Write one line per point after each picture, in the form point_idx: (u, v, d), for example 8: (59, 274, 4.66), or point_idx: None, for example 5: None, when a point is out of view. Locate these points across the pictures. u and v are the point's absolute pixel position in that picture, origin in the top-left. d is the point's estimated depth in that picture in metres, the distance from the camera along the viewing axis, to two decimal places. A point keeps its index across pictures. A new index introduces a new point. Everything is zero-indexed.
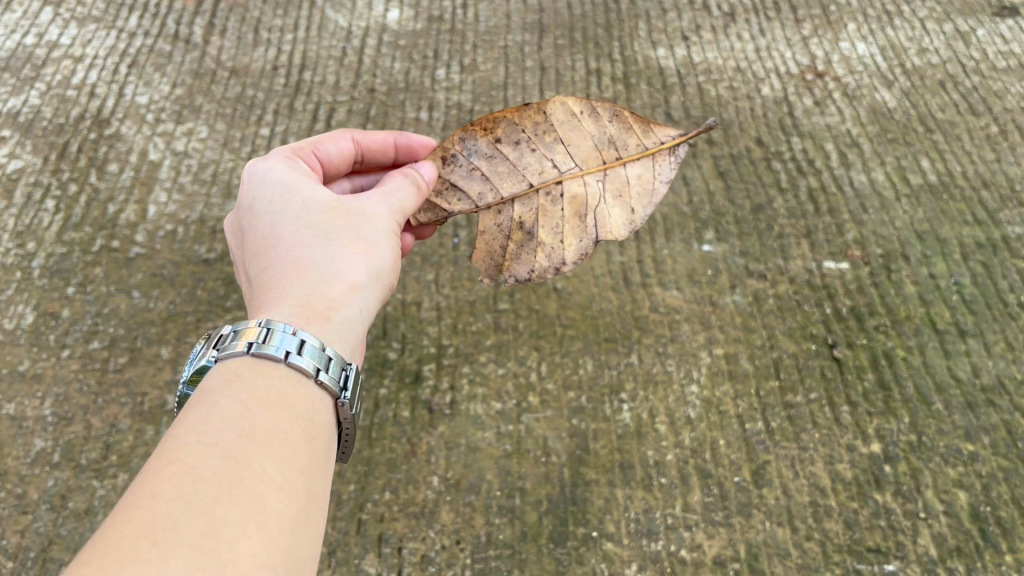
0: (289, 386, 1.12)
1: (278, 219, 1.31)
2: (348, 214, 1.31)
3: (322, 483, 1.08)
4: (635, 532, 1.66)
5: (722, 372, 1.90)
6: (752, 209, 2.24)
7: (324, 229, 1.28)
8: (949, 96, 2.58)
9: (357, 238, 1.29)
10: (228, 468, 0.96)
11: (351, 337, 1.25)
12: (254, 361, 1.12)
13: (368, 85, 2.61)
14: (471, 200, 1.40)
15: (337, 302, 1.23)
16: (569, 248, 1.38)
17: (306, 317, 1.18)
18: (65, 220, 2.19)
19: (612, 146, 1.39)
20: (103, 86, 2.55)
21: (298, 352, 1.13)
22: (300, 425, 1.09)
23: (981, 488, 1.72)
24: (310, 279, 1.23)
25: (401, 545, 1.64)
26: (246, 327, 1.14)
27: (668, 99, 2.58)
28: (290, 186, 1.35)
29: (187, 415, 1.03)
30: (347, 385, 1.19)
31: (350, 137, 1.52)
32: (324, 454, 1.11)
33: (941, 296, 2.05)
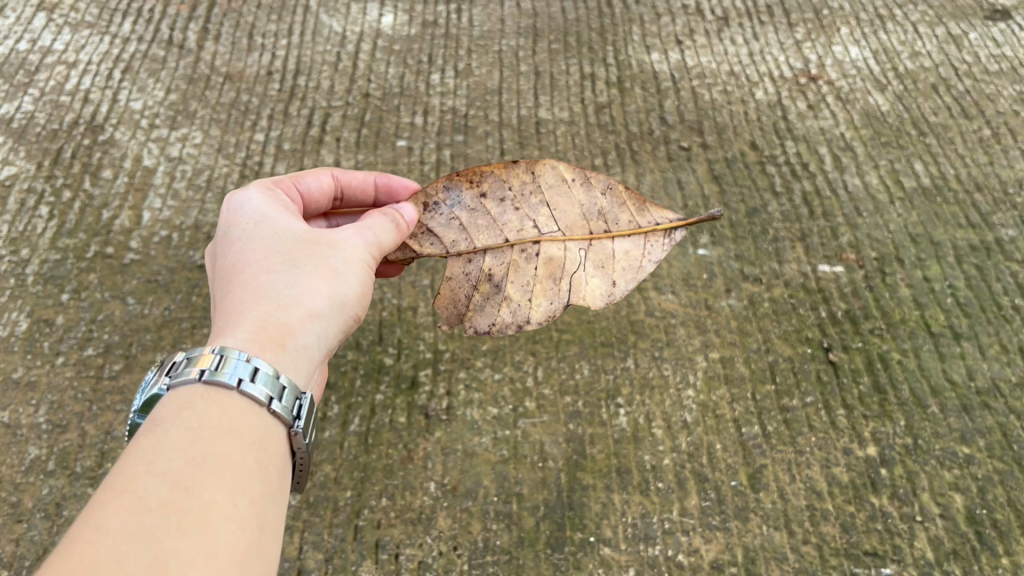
0: (242, 415, 1.08)
1: (247, 244, 1.27)
2: (317, 245, 1.28)
3: (275, 514, 1.04)
4: (632, 536, 1.66)
5: (718, 376, 1.90)
6: (747, 212, 2.25)
7: (289, 256, 1.25)
8: (942, 100, 2.59)
9: (323, 269, 1.25)
10: (177, 497, 0.92)
11: (304, 368, 1.22)
12: (206, 389, 1.08)
13: (363, 90, 2.61)
14: (443, 246, 1.30)
15: (292, 330, 1.20)
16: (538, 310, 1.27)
17: (258, 347, 1.15)
18: (59, 226, 2.18)
19: (601, 218, 1.29)
20: (97, 92, 2.55)
21: (250, 380, 1.10)
22: (253, 454, 1.05)
23: (976, 491, 1.72)
24: (267, 307, 1.20)
25: (398, 552, 1.63)
26: (200, 354, 1.10)
27: (663, 102, 2.59)
28: (264, 213, 1.31)
29: (135, 443, 0.99)
30: (301, 413, 1.16)
31: (329, 174, 1.48)
32: (276, 484, 1.07)
33: (935, 299, 2.06)
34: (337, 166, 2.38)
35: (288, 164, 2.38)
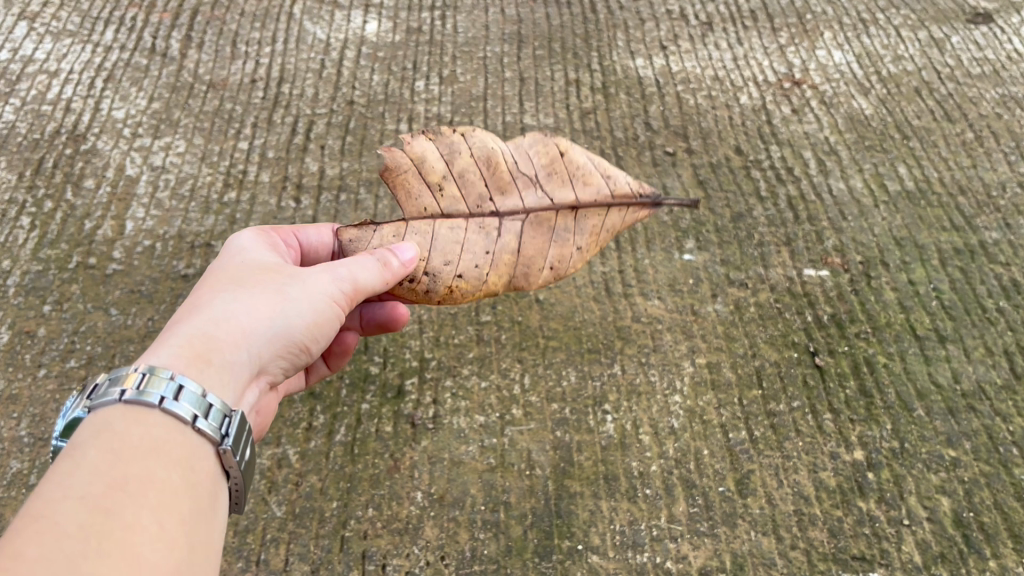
0: (166, 433, 1.04)
1: (217, 269, 1.28)
2: (279, 276, 1.27)
3: (205, 533, 1.00)
4: (620, 544, 1.65)
5: (705, 382, 1.90)
6: (732, 217, 2.26)
7: (245, 281, 1.24)
8: (925, 103, 2.61)
9: (273, 295, 1.23)
10: (97, 521, 0.88)
11: (234, 388, 1.17)
12: (127, 410, 1.03)
13: (348, 98, 2.60)
14: (468, 210, 1.24)
15: (223, 345, 1.16)
16: (628, 184, 1.29)
17: (184, 358, 1.11)
18: (40, 237, 2.16)
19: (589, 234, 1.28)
20: (79, 101, 2.53)
21: (175, 397, 1.06)
22: (179, 474, 1.01)
23: (963, 494, 1.72)
24: (206, 321, 1.17)
25: (384, 562, 1.62)
26: (124, 372, 1.06)
27: (648, 108, 2.59)
28: (242, 246, 1.34)
29: (52, 470, 0.95)
30: (230, 430, 1.11)
31: (330, 228, 1.50)
32: (207, 503, 1.03)
33: (920, 302, 2.07)
34: (321, 174, 2.36)
35: (272, 172, 2.36)
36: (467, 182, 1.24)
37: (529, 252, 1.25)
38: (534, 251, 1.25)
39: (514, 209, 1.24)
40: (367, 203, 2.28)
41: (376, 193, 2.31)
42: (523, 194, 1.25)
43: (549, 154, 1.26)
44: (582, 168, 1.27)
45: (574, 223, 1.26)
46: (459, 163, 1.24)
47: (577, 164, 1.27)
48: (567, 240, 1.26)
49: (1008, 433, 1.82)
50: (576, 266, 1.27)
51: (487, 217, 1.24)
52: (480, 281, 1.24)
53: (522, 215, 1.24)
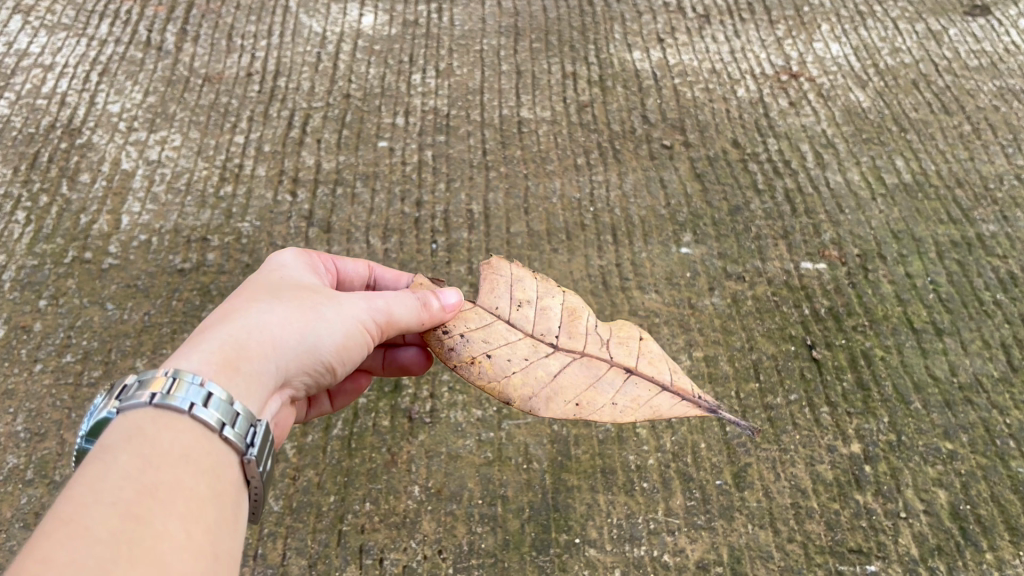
0: (195, 440, 1.02)
1: (254, 281, 1.28)
2: (315, 294, 1.26)
3: (231, 544, 0.98)
4: (618, 537, 1.65)
5: (702, 375, 1.90)
6: (729, 210, 2.26)
7: (281, 295, 1.23)
8: (922, 96, 2.60)
9: (307, 312, 1.22)
10: (128, 526, 0.87)
11: (259, 398, 1.15)
12: (157, 415, 1.02)
13: (344, 91, 2.59)
14: (531, 332, 1.27)
15: (253, 354, 1.15)
16: (690, 385, 1.23)
17: (214, 364, 1.10)
18: (36, 231, 2.15)
19: (621, 402, 1.21)
20: (74, 95, 2.52)
21: (202, 404, 1.04)
22: (208, 484, 1.00)
23: (960, 487, 1.72)
24: (238, 328, 1.16)
25: (382, 556, 1.61)
26: (153, 377, 1.04)
27: (645, 101, 2.58)
28: (281, 264, 1.34)
29: (82, 472, 0.93)
30: (254, 440, 1.09)
31: (368, 264, 1.51)
32: (233, 512, 1.02)
33: (918, 295, 2.07)
34: (317, 168, 2.36)
35: (268, 166, 2.36)
36: (546, 317, 1.28)
37: (562, 380, 1.22)
38: (565, 383, 1.22)
39: (571, 349, 1.25)
40: (364, 197, 2.27)
41: (373, 187, 2.30)
42: (588, 342, 1.26)
43: (627, 334, 1.27)
44: (656, 355, 1.25)
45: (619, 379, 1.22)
46: (546, 287, 1.32)
47: (652, 350, 1.26)
48: (605, 392, 1.21)
49: (1005, 426, 1.82)
50: (599, 417, 1.19)
51: (543, 343, 1.26)
52: (505, 374, 1.23)
53: (576, 353, 1.24)
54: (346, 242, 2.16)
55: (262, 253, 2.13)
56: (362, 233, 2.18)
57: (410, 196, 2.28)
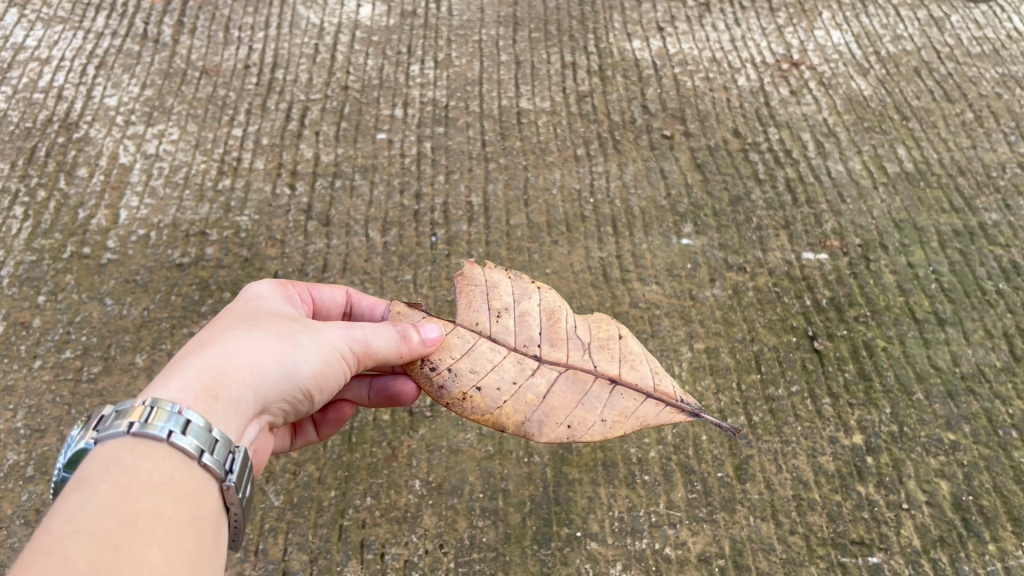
0: (174, 467, 1.01)
1: (231, 309, 1.26)
2: (294, 323, 1.24)
3: (210, 571, 0.98)
4: (619, 531, 1.64)
5: (703, 367, 1.89)
6: (730, 200, 2.25)
7: (259, 323, 1.21)
8: (924, 84, 2.58)
9: (287, 340, 1.19)
10: (109, 556, 0.85)
11: (237, 426, 1.13)
12: (135, 444, 1.00)
13: (342, 83, 2.58)
14: (514, 345, 1.25)
15: (231, 381, 1.12)
16: (673, 387, 1.24)
17: (190, 393, 1.08)
18: (34, 227, 2.14)
19: (612, 415, 1.21)
20: (71, 88, 2.51)
21: (182, 432, 1.03)
22: (187, 511, 0.99)
23: (962, 478, 1.72)
24: (215, 355, 1.13)
25: (383, 551, 1.61)
26: (130, 406, 1.03)
27: (645, 91, 2.57)
28: (261, 292, 1.31)
29: (60, 503, 0.92)
30: (233, 466, 1.08)
31: (344, 290, 1.47)
32: (211, 541, 1.01)
33: (920, 285, 2.06)
34: (316, 161, 2.35)
35: (267, 159, 2.34)
36: (526, 324, 1.27)
37: (554, 401, 1.21)
38: (556, 403, 1.21)
39: (556, 361, 1.24)
40: (363, 189, 2.26)
41: (372, 179, 2.29)
42: (570, 351, 1.25)
43: (607, 335, 1.27)
44: (637, 356, 1.26)
45: (607, 392, 1.22)
46: (525, 303, 1.29)
47: (632, 352, 1.26)
48: (594, 406, 1.21)
49: (1007, 416, 1.81)
50: (592, 435, 1.20)
51: (528, 357, 1.24)
52: (496, 404, 1.21)
53: (561, 366, 1.23)
54: (345, 235, 2.15)
55: (261, 247, 2.12)
56: (361, 226, 2.17)
57: (410, 188, 2.27)
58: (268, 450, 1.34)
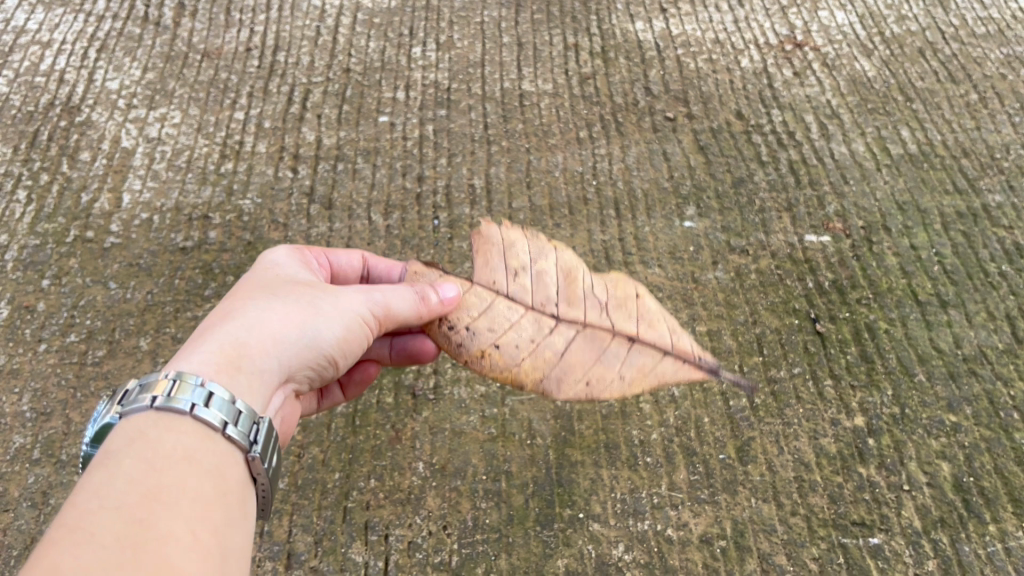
0: (197, 439, 1.02)
1: (249, 281, 1.27)
2: (312, 290, 1.24)
3: (239, 540, 0.99)
4: (622, 512, 1.64)
5: (705, 349, 1.89)
6: (733, 182, 2.24)
7: (278, 292, 1.22)
8: (928, 65, 2.57)
9: (307, 307, 1.20)
10: (135, 527, 0.86)
11: (262, 396, 1.14)
12: (159, 418, 1.02)
13: (344, 65, 2.57)
14: (531, 304, 1.25)
15: (253, 350, 1.13)
16: (693, 346, 1.22)
17: (213, 364, 1.09)
18: (37, 211, 2.15)
19: (629, 373, 1.20)
20: (72, 72, 2.51)
21: (204, 404, 1.04)
22: (212, 481, 0.99)
23: (963, 459, 1.72)
24: (236, 326, 1.14)
25: (387, 532, 1.61)
26: (154, 380, 1.04)
27: (647, 73, 2.56)
28: (277, 262, 1.32)
29: (87, 477, 0.93)
30: (258, 437, 1.08)
31: (360, 254, 1.49)
32: (240, 510, 1.02)
33: (923, 267, 2.06)
34: (318, 144, 2.34)
35: (268, 143, 2.34)
36: (543, 284, 1.26)
37: (571, 359, 1.22)
38: (573, 362, 1.22)
39: (573, 320, 1.24)
40: (365, 172, 2.26)
41: (374, 162, 2.29)
42: (587, 309, 1.24)
43: (625, 293, 1.26)
44: (656, 316, 1.24)
45: (625, 351, 1.21)
46: (541, 262, 1.28)
47: (650, 311, 1.25)
48: (612, 365, 1.21)
49: (1009, 398, 1.82)
50: (610, 393, 1.20)
51: (546, 316, 1.24)
52: (514, 362, 1.22)
53: (578, 325, 1.23)
54: (348, 218, 2.15)
55: (264, 231, 2.12)
56: (363, 210, 2.17)
57: (412, 171, 2.27)
58: (294, 414, 1.36)
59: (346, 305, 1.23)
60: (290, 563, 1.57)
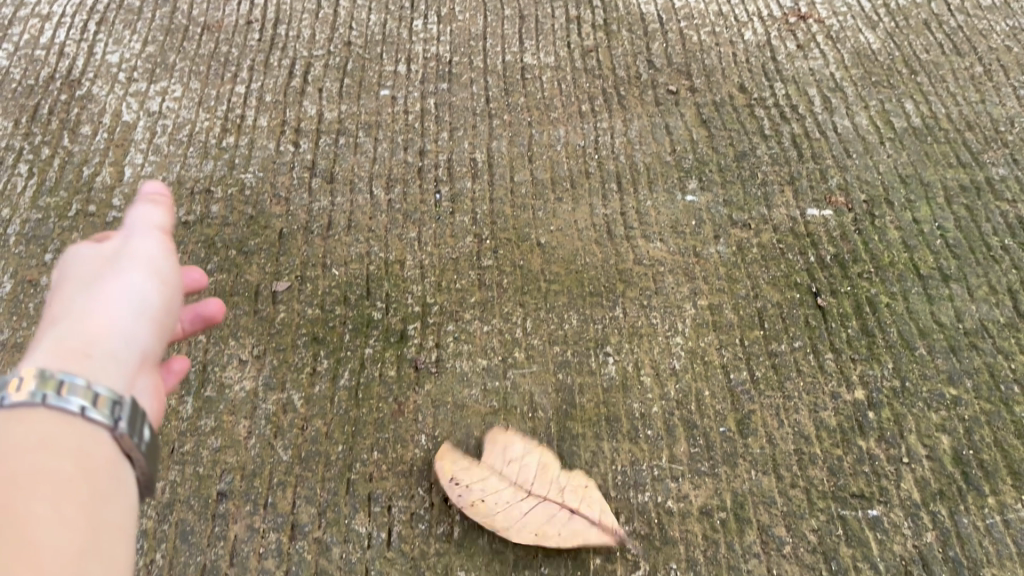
0: (56, 425, 1.00)
1: (58, 299, 1.26)
2: (92, 284, 1.26)
3: (107, 514, 0.99)
4: (622, 484, 1.65)
5: (707, 323, 1.90)
6: (735, 156, 2.24)
7: (91, 296, 1.23)
8: (933, 37, 2.56)
9: (114, 298, 1.23)
10: None
11: (121, 378, 1.15)
12: (11, 411, 0.99)
13: (345, 38, 2.56)
14: None
15: (95, 343, 1.15)
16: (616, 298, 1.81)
17: (62, 361, 1.10)
18: (39, 185, 2.14)
19: None
20: (72, 45, 2.50)
21: (57, 394, 1.02)
22: (75, 462, 0.98)
23: (963, 432, 1.73)
24: (66, 333, 1.16)
25: (390, 504, 1.61)
26: (6, 381, 1.02)
27: (650, 45, 2.55)
28: (67, 273, 1.32)
29: None
30: (123, 414, 1.07)
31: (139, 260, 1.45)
32: (109, 486, 1.01)
33: (925, 241, 2.05)
34: (319, 118, 2.34)
35: (270, 117, 2.33)
36: None
37: None
38: None
39: None
40: (366, 146, 2.26)
41: (376, 136, 2.29)
42: None
43: None
44: None
45: None
46: None
47: None
48: None
49: (1009, 371, 1.82)
50: None
51: None
52: None
53: None
54: (350, 192, 2.15)
55: (266, 204, 2.12)
56: (365, 183, 2.17)
57: (413, 145, 2.27)
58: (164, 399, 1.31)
59: (135, 284, 1.27)
60: (293, 534, 1.57)
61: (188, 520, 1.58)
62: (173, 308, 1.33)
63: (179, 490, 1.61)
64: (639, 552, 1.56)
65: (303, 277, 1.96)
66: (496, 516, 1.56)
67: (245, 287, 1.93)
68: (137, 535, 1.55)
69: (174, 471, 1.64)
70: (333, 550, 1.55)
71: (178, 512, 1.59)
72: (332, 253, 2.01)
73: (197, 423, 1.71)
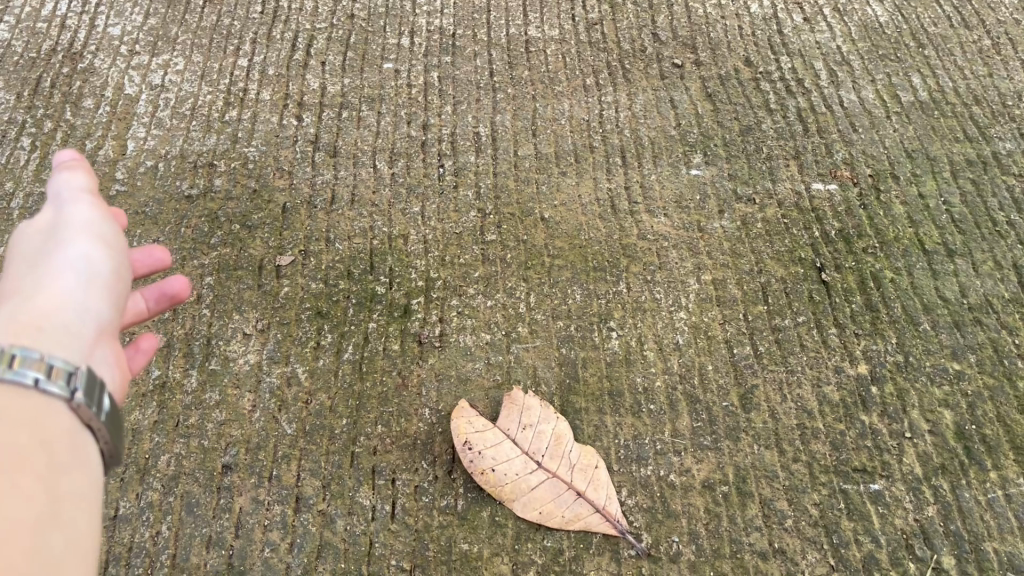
0: (5, 398, 0.96)
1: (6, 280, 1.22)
2: (39, 258, 1.23)
3: (65, 485, 0.96)
4: (625, 458, 1.65)
5: (711, 298, 1.90)
6: (741, 130, 2.23)
7: (39, 270, 1.20)
8: (941, 10, 2.56)
9: (62, 268, 1.19)
10: None
11: (78, 345, 1.12)
12: None
13: (348, 11, 2.55)
14: None
15: (47, 314, 1.11)
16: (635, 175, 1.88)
17: (16, 334, 1.06)
18: (42, 158, 2.13)
19: None
20: (74, 18, 2.49)
21: (9, 368, 0.98)
22: (29, 434, 0.95)
23: (966, 407, 1.73)
24: (18, 308, 1.12)
25: (394, 477, 1.62)
26: None
27: (655, 19, 2.54)
28: (12, 253, 1.28)
29: None
30: (79, 385, 1.03)
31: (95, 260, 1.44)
32: (66, 458, 0.98)
33: (930, 216, 2.05)
34: (322, 91, 2.33)
35: (273, 90, 2.32)
36: None
37: None
38: None
39: None
40: (370, 120, 2.25)
41: (379, 110, 2.28)
42: None
43: None
44: None
45: None
46: None
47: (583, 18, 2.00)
48: None
49: (1013, 346, 1.82)
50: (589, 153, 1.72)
51: None
52: None
53: None
54: (353, 166, 2.14)
55: (269, 178, 2.11)
56: (368, 157, 2.16)
57: (417, 119, 2.26)
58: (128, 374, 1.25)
59: (83, 253, 1.23)
60: (298, 507, 1.58)
61: (194, 492, 1.59)
62: (125, 274, 1.30)
63: (184, 463, 1.62)
64: (641, 525, 1.57)
65: (306, 252, 1.96)
66: (505, 484, 1.57)
67: (249, 261, 1.93)
68: (144, 507, 1.56)
69: (180, 444, 1.65)
70: (337, 523, 1.56)
71: (184, 485, 1.60)
72: (335, 227, 2.01)
73: (202, 396, 1.71)
